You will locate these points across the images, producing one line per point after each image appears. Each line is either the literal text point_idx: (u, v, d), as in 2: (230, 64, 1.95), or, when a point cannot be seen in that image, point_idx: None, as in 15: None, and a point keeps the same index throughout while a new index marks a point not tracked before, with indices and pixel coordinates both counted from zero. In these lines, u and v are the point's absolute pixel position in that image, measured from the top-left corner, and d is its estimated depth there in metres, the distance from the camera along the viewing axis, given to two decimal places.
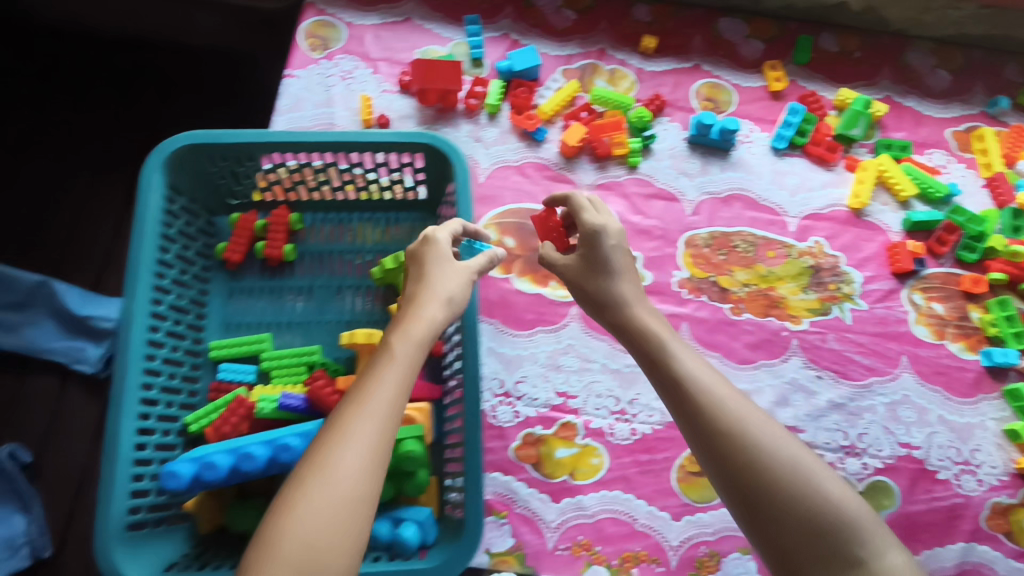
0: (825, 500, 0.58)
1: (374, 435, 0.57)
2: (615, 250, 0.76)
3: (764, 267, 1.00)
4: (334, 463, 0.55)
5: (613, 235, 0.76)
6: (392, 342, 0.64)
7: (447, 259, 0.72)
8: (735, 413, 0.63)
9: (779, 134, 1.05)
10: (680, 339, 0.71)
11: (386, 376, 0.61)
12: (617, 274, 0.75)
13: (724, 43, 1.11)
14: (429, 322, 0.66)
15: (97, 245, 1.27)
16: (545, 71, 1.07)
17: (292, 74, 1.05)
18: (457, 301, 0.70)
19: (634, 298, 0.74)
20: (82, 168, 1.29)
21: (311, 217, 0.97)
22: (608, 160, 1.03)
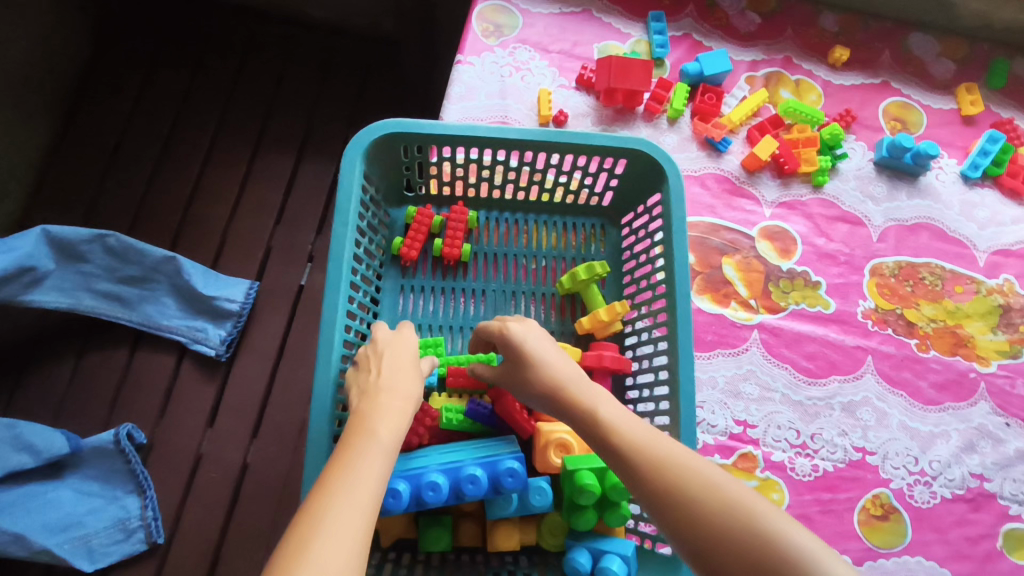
0: (771, 546, 0.46)
1: (355, 526, 0.46)
2: (537, 340, 0.67)
3: (951, 302, 0.95)
4: (334, 526, 0.46)
5: (531, 328, 0.68)
6: (380, 433, 0.55)
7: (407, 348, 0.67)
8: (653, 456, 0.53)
9: (974, 163, 0.99)
10: (609, 402, 0.60)
11: (354, 450, 0.53)
12: (534, 363, 0.64)
13: (914, 60, 1.06)
14: (394, 412, 0.58)
15: (218, 219, 1.21)
16: (731, 78, 1.01)
17: (465, 60, 1.00)
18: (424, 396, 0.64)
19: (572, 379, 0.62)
20: (208, 133, 1.25)
21: (485, 216, 0.92)
22: (792, 177, 0.98)
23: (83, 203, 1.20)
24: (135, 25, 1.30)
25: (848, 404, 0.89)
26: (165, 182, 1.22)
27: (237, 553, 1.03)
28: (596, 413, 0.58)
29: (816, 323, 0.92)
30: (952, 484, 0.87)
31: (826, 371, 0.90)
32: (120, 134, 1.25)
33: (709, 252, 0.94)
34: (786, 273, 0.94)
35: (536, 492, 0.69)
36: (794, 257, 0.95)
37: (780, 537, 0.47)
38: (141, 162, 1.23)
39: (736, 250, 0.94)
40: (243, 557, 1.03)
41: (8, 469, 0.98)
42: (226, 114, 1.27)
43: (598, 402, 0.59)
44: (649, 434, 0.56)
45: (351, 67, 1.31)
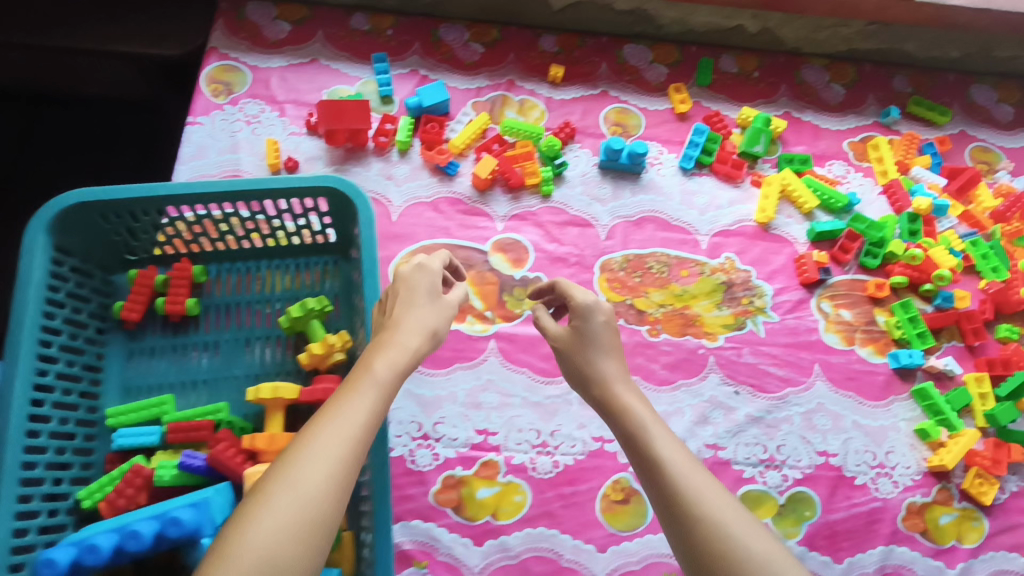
0: (742, 544, 0.59)
1: (341, 451, 0.57)
2: (604, 326, 0.80)
3: (677, 286, 1.01)
4: (308, 468, 0.55)
5: (603, 313, 0.80)
6: (376, 368, 0.65)
7: (413, 289, 0.75)
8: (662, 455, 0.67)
9: (686, 155, 1.08)
10: (657, 417, 0.72)
11: (353, 389, 0.63)
12: (597, 351, 0.78)
13: (629, 69, 1.14)
14: (380, 355, 0.68)
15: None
16: (456, 105, 1.07)
17: (195, 121, 1.02)
18: (440, 335, 0.74)
19: (617, 377, 0.77)
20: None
21: (216, 268, 0.94)
22: (522, 190, 1.04)
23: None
24: None
25: None
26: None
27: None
28: (634, 413, 0.73)
29: None
30: None
31: None
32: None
33: None
34: (519, 281, 0.99)
35: None
36: (527, 266, 1.00)
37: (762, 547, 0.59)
38: None
39: (470, 266, 0.99)
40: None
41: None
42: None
43: (627, 400, 0.74)
44: (663, 430, 0.70)
45: (106, 134, 1.18)
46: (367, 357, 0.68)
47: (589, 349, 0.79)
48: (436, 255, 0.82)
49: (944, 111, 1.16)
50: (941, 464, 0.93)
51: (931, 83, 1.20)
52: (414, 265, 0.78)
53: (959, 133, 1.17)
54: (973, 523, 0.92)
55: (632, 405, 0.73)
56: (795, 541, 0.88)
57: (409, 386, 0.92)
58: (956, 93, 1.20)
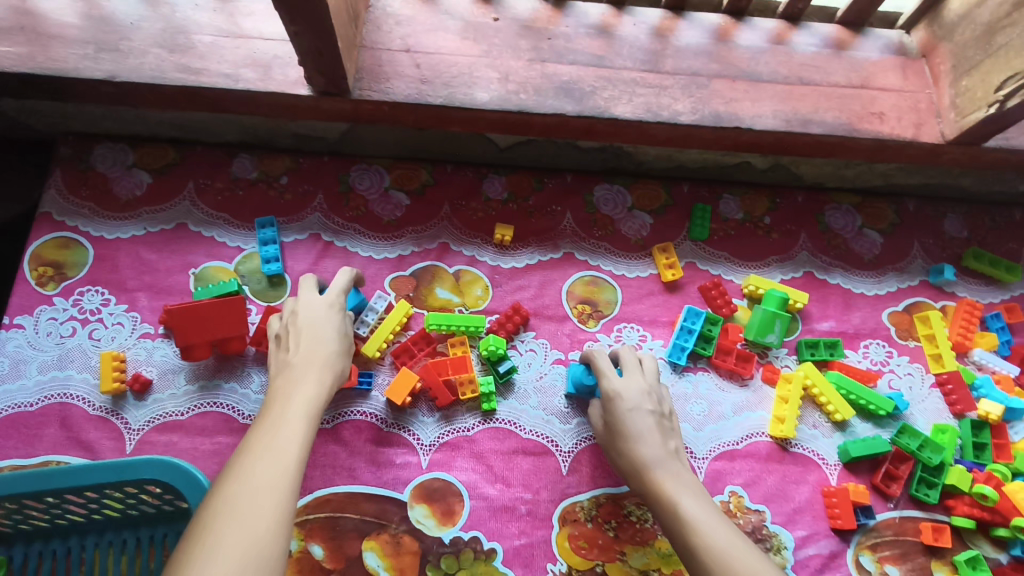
0: None
1: (276, 476, 0.49)
2: (635, 413, 0.69)
3: (667, 541, 0.75)
4: (245, 504, 0.46)
5: (631, 395, 0.71)
6: (293, 401, 0.59)
7: (313, 321, 0.69)
8: (701, 527, 0.58)
9: (676, 345, 0.82)
10: (699, 497, 0.63)
11: (279, 425, 0.55)
12: (629, 438, 0.68)
13: (601, 219, 0.88)
14: (291, 390, 0.61)
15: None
16: (372, 287, 0.82)
17: (14, 323, 0.76)
18: (340, 362, 0.67)
19: (656, 462, 0.66)
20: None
21: (22, 552, 0.68)
22: (454, 404, 0.78)
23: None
24: None
25: None
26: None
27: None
28: (672, 495, 0.63)
29: None
30: None
31: None
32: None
33: (344, 537, 0.71)
34: (449, 546, 0.72)
35: None
36: (459, 522, 0.73)
37: None
38: None
39: (382, 527, 0.72)
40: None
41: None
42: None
43: (667, 480, 0.65)
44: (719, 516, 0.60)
45: None
46: (275, 394, 0.61)
47: (619, 432, 0.69)
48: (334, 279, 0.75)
49: (1011, 267, 0.91)
50: None
51: (991, 224, 0.94)
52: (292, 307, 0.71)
53: None
54: None
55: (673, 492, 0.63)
56: None
57: None
58: None
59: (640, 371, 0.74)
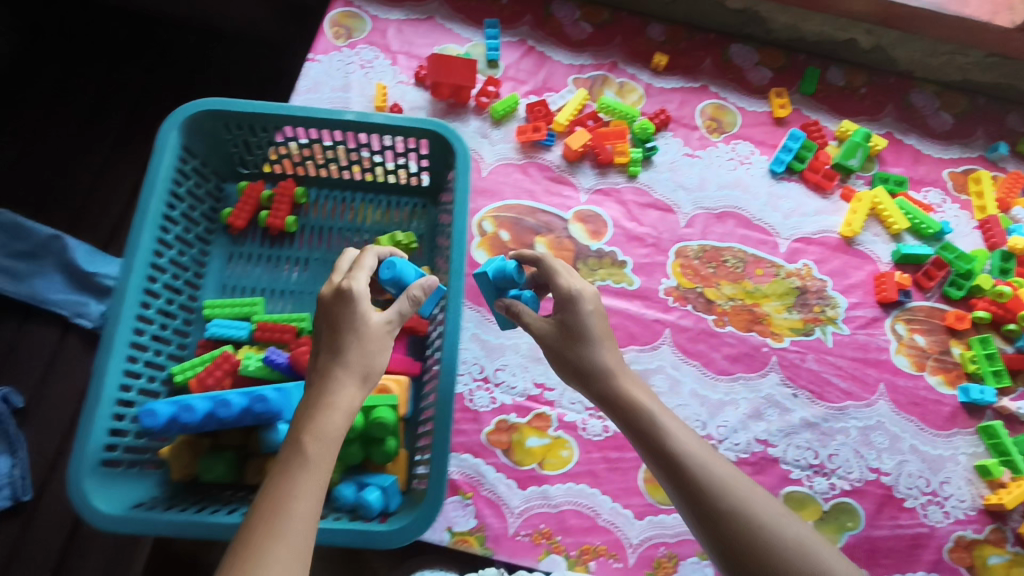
0: (811, 556, 0.59)
1: (309, 493, 0.54)
2: (591, 315, 0.69)
3: (750, 283, 1.02)
4: (279, 528, 0.52)
5: (590, 300, 0.70)
6: (303, 439, 0.57)
7: (330, 325, 0.64)
8: (688, 451, 0.64)
9: (778, 158, 1.08)
10: (666, 410, 0.68)
11: (283, 474, 0.55)
12: (591, 343, 0.69)
13: (733, 67, 1.15)
14: (307, 405, 0.60)
15: (114, 213, 1.28)
16: (560, 81, 1.11)
17: (315, 58, 1.09)
18: (368, 349, 0.63)
19: (619, 368, 0.69)
20: (99, 155, 1.30)
21: (315, 193, 1.01)
22: (608, 167, 1.07)
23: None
24: (46, 60, 1.35)
25: (643, 371, 0.96)
26: (71, 184, 1.29)
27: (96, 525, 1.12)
28: (646, 414, 0.67)
29: (619, 298, 0.99)
30: (737, 448, 0.93)
31: (624, 341, 0.97)
32: (14, 137, 1.31)
33: (524, 232, 1.02)
34: (594, 252, 1.02)
35: None
36: (603, 239, 1.03)
37: (815, 553, 0.60)
38: (34, 136, 1.31)
39: (550, 231, 1.02)
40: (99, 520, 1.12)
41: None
42: (128, 126, 1.32)
43: (647, 401, 0.68)
44: (710, 450, 0.66)
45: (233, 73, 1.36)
46: (296, 420, 0.59)
47: (577, 349, 0.69)
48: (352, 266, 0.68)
49: None
50: (999, 504, 0.90)
51: None
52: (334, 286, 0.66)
53: None
54: None
55: (644, 402, 0.68)
56: None
57: (476, 331, 0.96)
58: None
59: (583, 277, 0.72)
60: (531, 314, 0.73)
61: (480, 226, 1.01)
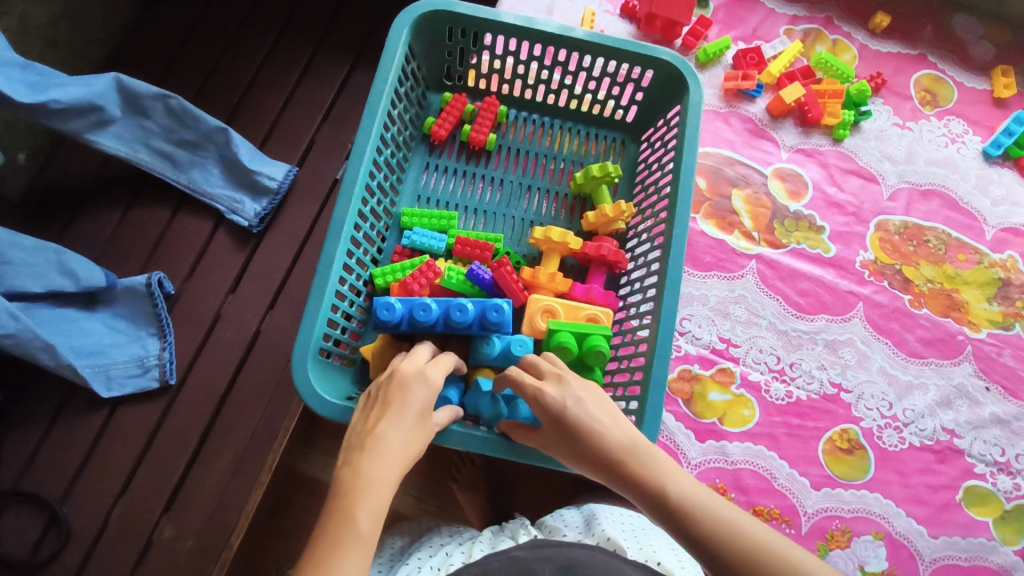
0: None
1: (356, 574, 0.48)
2: (577, 403, 0.59)
3: (951, 268, 0.97)
4: None
5: (570, 387, 0.60)
6: (356, 518, 0.51)
7: (397, 411, 0.58)
8: (717, 533, 0.50)
9: (996, 141, 1.02)
10: (696, 489, 0.54)
11: (326, 553, 0.49)
12: (580, 437, 0.57)
13: (954, 38, 1.08)
14: (369, 471, 0.54)
15: (285, 85, 1.19)
16: (771, 31, 1.06)
17: None
18: (419, 454, 0.59)
19: (629, 449, 0.56)
20: (274, 31, 1.22)
21: (514, 114, 0.98)
22: (814, 127, 1.02)
23: (132, 57, 1.19)
24: None
25: (832, 342, 0.92)
26: (223, 65, 1.20)
27: (240, 416, 1.00)
28: (669, 506, 0.53)
29: (813, 264, 0.96)
30: (922, 434, 0.89)
31: (815, 308, 0.93)
32: (173, 6, 1.23)
33: (721, 183, 0.98)
34: (792, 213, 0.98)
35: (517, 343, 0.74)
36: (802, 201, 0.98)
37: None
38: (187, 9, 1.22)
39: (748, 184, 0.98)
40: (244, 415, 1.00)
41: (48, 288, 0.95)
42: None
43: (665, 475, 0.55)
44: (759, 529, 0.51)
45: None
46: (336, 498, 0.53)
47: (577, 438, 0.57)
48: (433, 358, 0.65)
49: None
50: None
51: None
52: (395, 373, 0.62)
53: None
54: None
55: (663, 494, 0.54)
56: (1012, 549, 0.86)
57: None
58: None
59: (563, 367, 0.63)
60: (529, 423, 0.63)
61: None
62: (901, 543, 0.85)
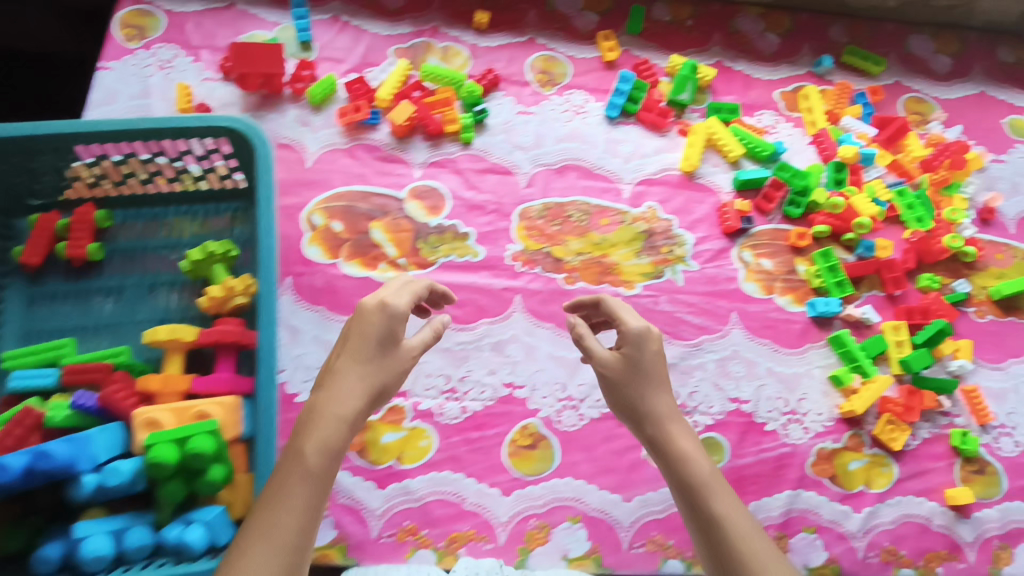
0: None
1: (301, 508, 0.58)
2: (655, 356, 0.74)
3: (597, 235, 1.00)
4: (272, 534, 0.56)
5: (654, 341, 0.74)
6: (306, 454, 0.60)
7: (365, 351, 0.67)
8: (702, 491, 0.68)
9: (611, 103, 1.06)
10: (698, 449, 0.72)
11: (282, 483, 0.59)
12: (650, 384, 0.73)
13: (558, 16, 1.12)
14: (329, 406, 0.64)
15: None
16: (380, 55, 1.06)
17: (105, 66, 0.99)
18: (390, 387, 0.67)
19: (668, 416, 0.72)
20: None
21: (122, 214, 0.93)
22: (441, 137, 1.02)
23: None
24: None
25: (497, 343, 0.93)
26: None
27: None
28: (695, 468, 0.69)
29: (464, 272, 0.95)
30: (599, 404, 0.92)
31: (474, 316, 0.94)
32: None
33: (358, 219, 0.97)
34: (435, 229, 0.97)
35: (107, 474, 0.70)
36: (442, 214, 0.98)
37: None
38: None
39: (385, 214, 0.97)
40: None
41: None
42: None
43: (675, 437, 0.72)
44: (718, 479, 0.69)
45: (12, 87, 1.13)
46: (296, 436, 0.63)
47: (652, 381, 0.73)
48: (398, 288, 0.72)
49: (879, 61, 1.14)
50: (851, 411, 0.93)
51: (868, 33, 1.17)
52: (379, 300, 0.69)
53: (894, 83, 1.14)
54: (883, 469, 0.93)
55: (685, 454, 0.70)
56: None
57: (317, 332, 0.91)
58: (893, 44, 1.18)
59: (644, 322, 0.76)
60: (597, 350, 0.76)
61: (309, 221, 0.96)
62: (598, 518, 0.86)
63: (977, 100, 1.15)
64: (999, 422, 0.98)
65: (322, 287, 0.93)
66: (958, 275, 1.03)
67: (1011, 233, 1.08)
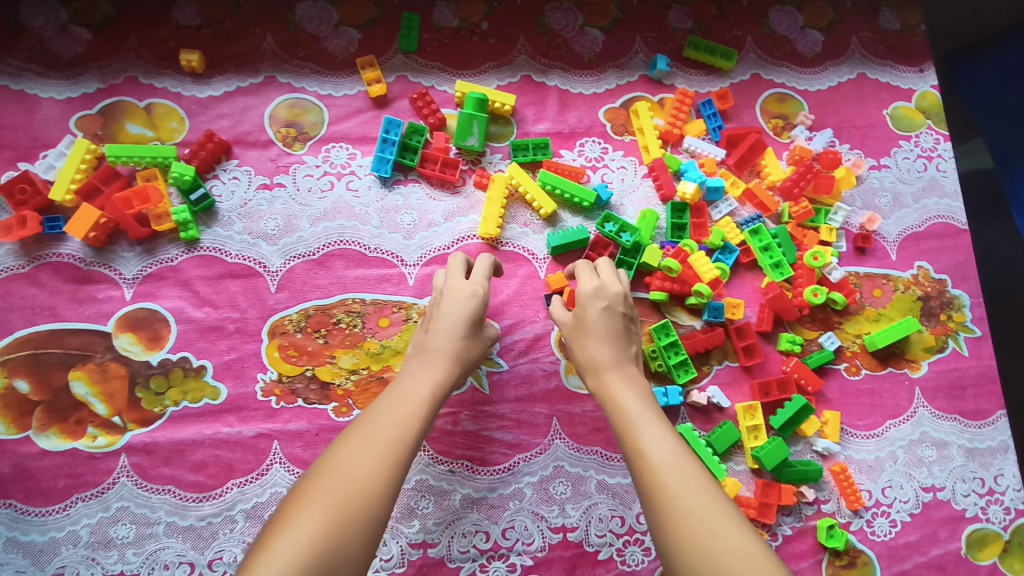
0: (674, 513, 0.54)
1: (404, 432, 0.59)
2: (608, 311, 0.73)
3: (375, 343, 0.78)
4: (378, 433, 0.58)
5: (608, 298, 0.73)
6: (418, 386, 0.64)
7: (463, 299, 0.72)
8: (639, 417, 0.63)
9: (379, 158, 0.81)
10: (643, 389, 0.68)
11: (388, 404, 0.62)
12: (592, 336, 0.71)
13: (304, 39, 0.85)
14: (436, 340, 0.69)
15: None
16: (55, 129, 0.79)
17: None
18: (471, 363, 0.71)
19: (612, 364, 0.69)
20: None
21: None
22: (156, 239, 0.78)
23: None
24: None
25: (253, 509, 0.72)
26: None
27: None
28: (628, 406, 0.65)
29: (203, 422, 0.74)
30: (389, 564, 0.74)
31: (220, 478, 0.73)
32: None
33: (48, 371, 0.73)
34: (157, 368, 0.75)
35: None
36: (167, 345, 0.76)
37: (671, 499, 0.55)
38: None
39: (87, 357, 0.74)
40: None
41: None
42: None
43: (615, 388, 0.68)
44: (648, 421, 0.63)
45: None
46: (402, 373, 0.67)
47: (596, 330, 0.72)
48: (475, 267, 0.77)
49: (729, 53, 0.90)
50: None
51: (716, 12, 0.93)
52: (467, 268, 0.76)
53: (751, 78, 0.91)
54: None
55: (620, 395, 0.67)
56: None
57: (9, 535, 0.70)
58: (749, 22, 0.93)
59: (610, 274, 0.76)
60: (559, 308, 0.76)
61: None
62: None
63: (854, 89, 0.93)
64: (874, 500, 0.83)
65: (9, 474, 0.71)
66: (827, 326, 0.87)
67: (892, 261, 0.89)
